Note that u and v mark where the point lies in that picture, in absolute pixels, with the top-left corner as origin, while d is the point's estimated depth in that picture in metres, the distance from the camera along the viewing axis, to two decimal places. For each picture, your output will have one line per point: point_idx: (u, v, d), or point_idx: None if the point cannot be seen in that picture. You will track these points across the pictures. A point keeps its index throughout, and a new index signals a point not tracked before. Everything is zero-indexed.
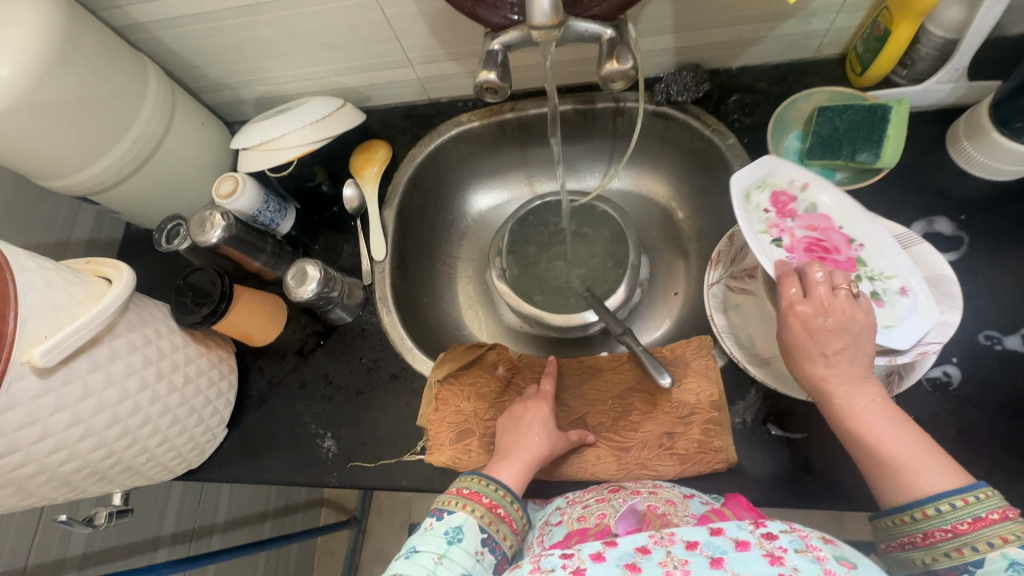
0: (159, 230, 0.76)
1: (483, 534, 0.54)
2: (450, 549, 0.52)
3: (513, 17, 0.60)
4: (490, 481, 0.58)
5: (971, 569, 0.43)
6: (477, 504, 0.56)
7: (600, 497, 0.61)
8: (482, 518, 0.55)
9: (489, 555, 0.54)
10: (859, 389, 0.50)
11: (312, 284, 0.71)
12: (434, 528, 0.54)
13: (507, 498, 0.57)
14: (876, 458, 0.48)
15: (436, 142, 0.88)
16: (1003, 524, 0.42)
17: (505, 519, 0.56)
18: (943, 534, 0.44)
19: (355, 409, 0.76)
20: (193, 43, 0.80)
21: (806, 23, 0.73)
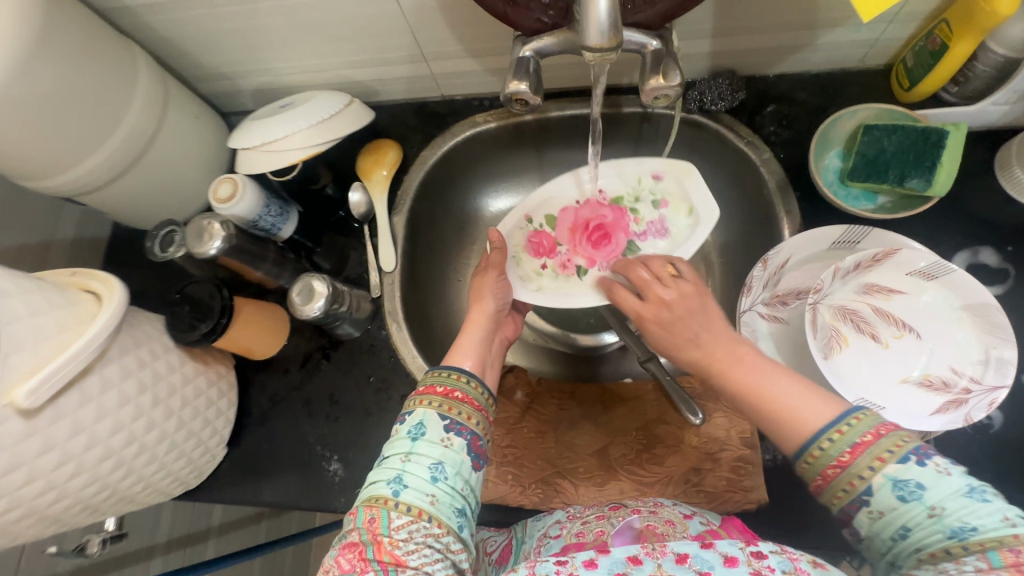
0: (151, 236, 0.71)
1: (443, 421, 0.55)
2: (415, 446, 0.53)
3: (548, 20, 0.54)
4: (448, 369, 0.59)
5: (865, 499, 0.42)
6: (432, 396, 0.57)
7: (600, 513, 0.57)
8: (440, 406, 0.56)
9: (456, 438, 0.54)
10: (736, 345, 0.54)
11: (319, 301, 0.67)
12: (400, 433, 0.55)
13: (462, 380, 0.58)
14: (767, 411, 0.48)
15: (449, 142, 0.82)
16: (879, 444, 0.42)
17: (465, 400, 0.57)
18: (835, 471, 0.43)
19: (363, 430, 0.72)
20: (186, 30, 0.73)
21: (855, 33, 0.68)
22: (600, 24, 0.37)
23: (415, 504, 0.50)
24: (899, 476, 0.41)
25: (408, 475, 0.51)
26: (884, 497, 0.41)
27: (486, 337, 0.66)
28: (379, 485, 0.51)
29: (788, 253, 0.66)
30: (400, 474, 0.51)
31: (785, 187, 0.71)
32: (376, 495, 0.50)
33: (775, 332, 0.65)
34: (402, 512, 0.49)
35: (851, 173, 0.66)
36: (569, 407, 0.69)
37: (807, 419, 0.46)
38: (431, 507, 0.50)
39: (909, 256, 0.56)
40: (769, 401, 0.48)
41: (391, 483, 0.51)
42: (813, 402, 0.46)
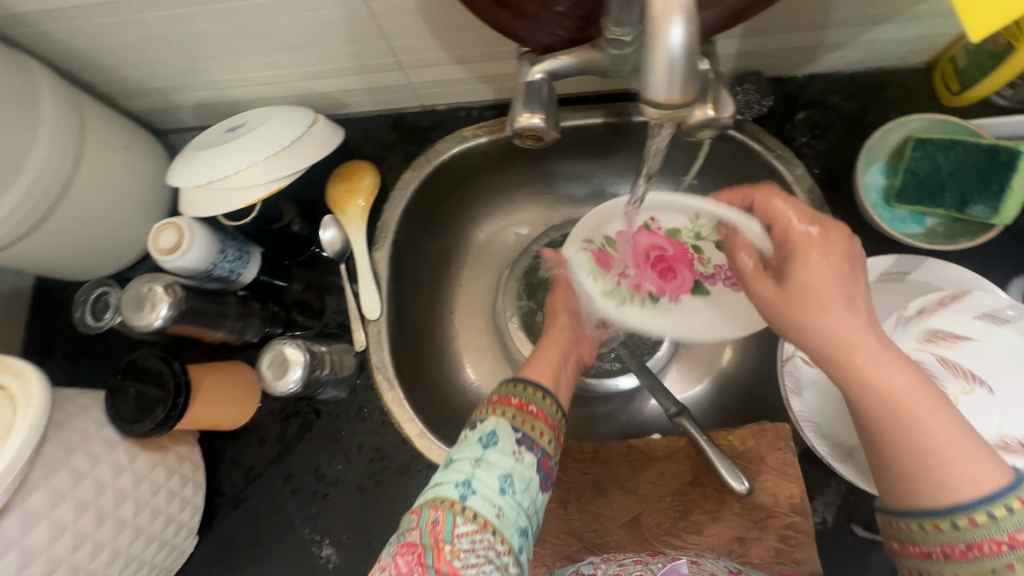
0: (83, 303, 0.59)
1: (517, 434, 0.45)
2: (486, 454, 0.43)
3: (564, 32, 0.43)
4: (518, 380, 0.49)
5: None
6: (507, 406, 0.46)
7: (638, 559, 0.51)
8: (515, 418, 0.46)
9: (530, 453, 0.44)
10: (881, 362, 0.40)
11: (296, 371, 0.56)
12: (467, 437, 0.45)
13: (539, 394, 0.49)
14: (891, 428, 0.38)
15: (434, 163, 0.70)
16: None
17: (540, 416, 0.47)
18: (982, 547, 0.34)
19: (358, 507, 0.63)
20: (102, 40, 0.59)
21: (902, 29, 0.59)
22: (670, 63, 0.26)
23: (483, 513, 0.40)
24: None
25: (477, 481, 0.41)
26: None
27: (563, 356, 0.59)
28: (444, 487, 0.42)
29: None
30: (468, 479, 0.41)
31: (823, 207, 0.63)
32: (442, 496, 0.41)
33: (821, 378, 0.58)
34: (468, 519, 0.40)
35: (899, 193, 0.58)
36: (593, 469, 0.61)
37: (957, 469, 0.36)
38: (498, 521, 0.41)
39: (982, 297, 0.50)
40: (912, 402, 0.38)
41: (459, 485, 0.41)
42: (962, 456, 0.36)
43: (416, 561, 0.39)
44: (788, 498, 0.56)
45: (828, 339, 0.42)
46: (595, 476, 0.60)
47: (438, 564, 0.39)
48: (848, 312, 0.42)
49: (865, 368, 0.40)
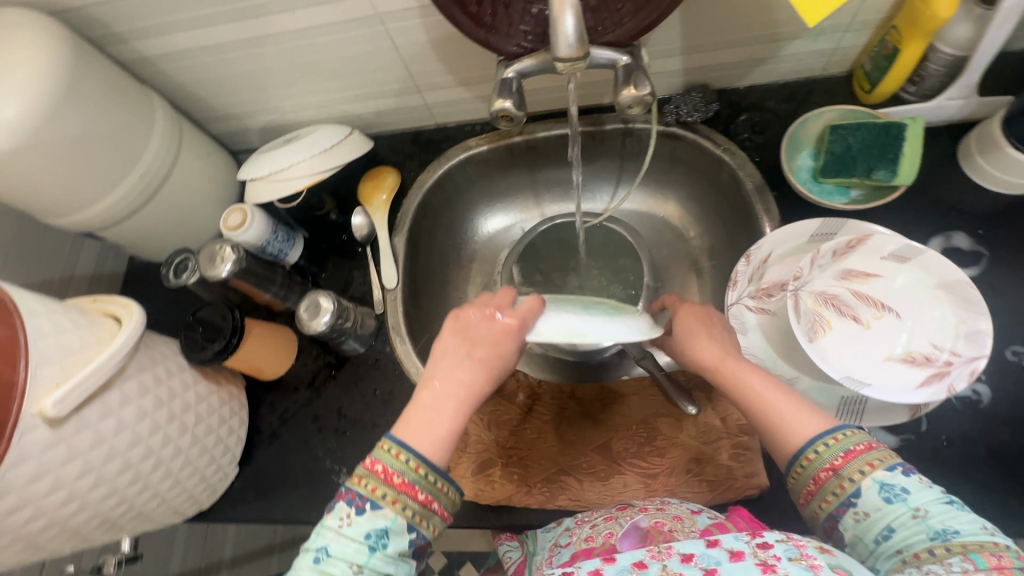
0: (166, 264, 0.75)
1: (410, 535, 0.46)
2: (371, 558, 0.44)
3: (527, 45, 0.60)
4: (430, 471, 0.48)
5: (854, 502, 0.44)
6: (410, 501, 0.47)
7: (607, 516, 0.59)
8: (394, 503, 0.46)
9: (412, 553, 0.47)
10: (746, 371, 0.54)
11: (325, 316, 0.70)
12: (351, 527, 0.45)
13: (444, 489, 0.48)
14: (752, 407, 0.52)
15: (444, 166, 0.88)
16: (870, 452, 0.45)
17: (422, 498, 0.47)
18: (827, 475, 0.45)
19: (370, 442, 0.74)
20: (199, 76, 0.80)
21: (813, 44, 0.73)
22: (569, 38, 0.42)
23: None
24: (888, 480, 0.43)
25: None
26: (870, 497, 0.43)
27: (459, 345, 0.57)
28: None
29: (770, 247, 0.69)
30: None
31: (763, 187, 0.75)
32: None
33: (763, 323, 0.67)
34: None
35: (822, 170, 0.70)
36: (569, 406, 0.71)
37: (801, 430, 0.48)
38: None
39: (882, 240, 0.60)
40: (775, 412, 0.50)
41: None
42: (801, 419, 0.48)
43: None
44: (737, 422, 0.64)
45: (703, 362, 0.58)
46: (572, 412, 0.70)
47: None
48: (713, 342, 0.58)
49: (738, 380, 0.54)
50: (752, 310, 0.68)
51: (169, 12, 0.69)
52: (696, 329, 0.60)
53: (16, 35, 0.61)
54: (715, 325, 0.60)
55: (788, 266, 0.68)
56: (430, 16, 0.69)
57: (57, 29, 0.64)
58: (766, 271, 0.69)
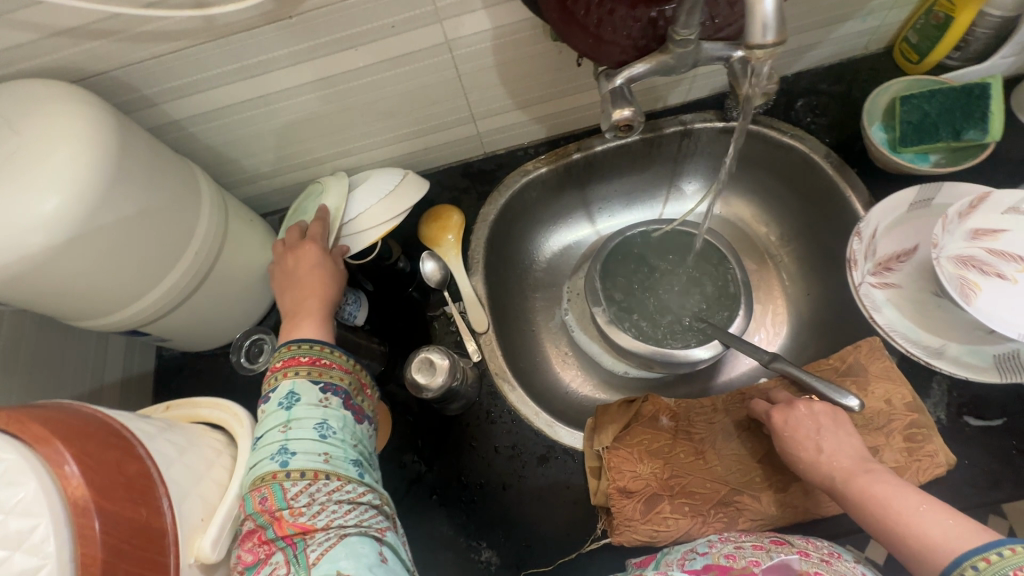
0: (236, 349, 0.65)
1: (318, 385, 0.50)
2: (292, 413, 0.47)
3: (633, 50, 0.57)
4: (303, 342, 0.53)
5: None
6: (298, 367, 0.51)
7: (758, 545, 0.55)
8: (311, 373, 0.51)
9: (334, 397, 0.50)
10: (870, 476, 0.51)
11: (442, 376, 0.62)
12: (269, 408, 0.48)
13: (326, 349, 0.53)
14: (868, 511, 0.48)
15: (506, 195, 0.82)
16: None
17: (336, 366, 0.52)
18: None
19: (507, 506, 0.65)
20: (233, 135, 0.71)
21: (862, 23, 0.75)
22: (767, 20, 0.39)
23: (309, 467, 0.45)
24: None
25: (293, 443, 0.46)
26: None
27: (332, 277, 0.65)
28: (263, 465, 0.45)
29: (876, 222, 0.69)
30: (285, 445, 0.45)
31: (843, 166, 0.75)
32: (261, 475, 0.44)
33: (892, 297, 0.66)
34: (297, 480, 0.44)
35: (903, 140, 0.71)
36: (717, 419, 0.65)
37: (945, 540, 0.42)
38: (328, 464, 0.46)
39: (1004, 195, 0.61)
40: (904, 519, 0.45)
41: (276, 456, 0.45)
42: (941, 529, 0.43)
43: (261, 541, 0.42)
44: (903, 400, 0.61)
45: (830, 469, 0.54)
46: (721, 423, 0.65)
47: (281, 531, 0.42)
48: (839, 438, 0.56)
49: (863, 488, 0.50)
50: (877, 286, 0.67)
51: (212, 66, 0.61)
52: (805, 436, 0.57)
53: (50, 114, 0.51)
54: (824, 422, 0.57)
55: (900, 239, 0.69)
56: (500, 37, 0.65)
57: (91, 98, 0.54)
58: (878, 245, 0.68)
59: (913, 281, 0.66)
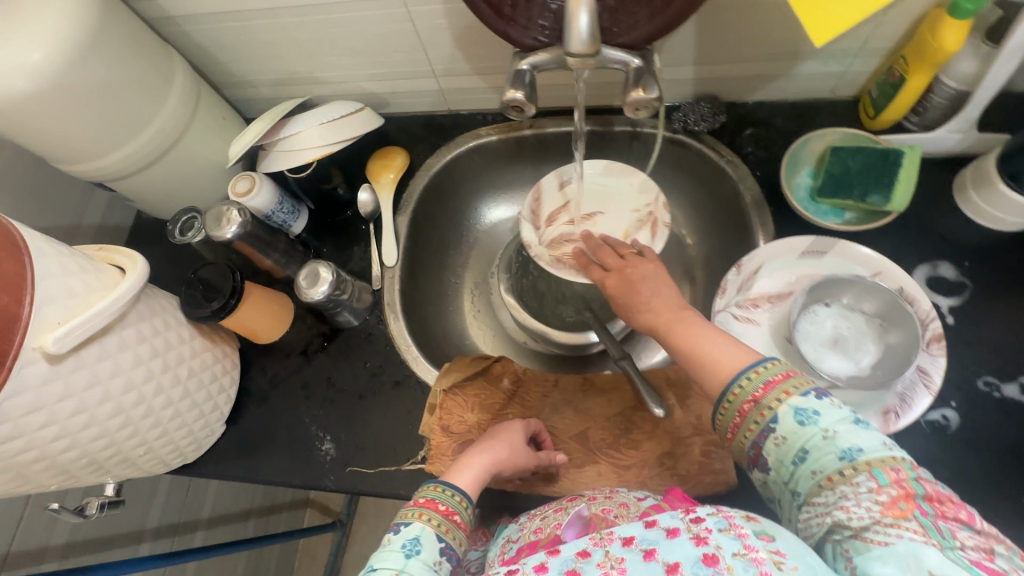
0: (173, 222, 0.77)
1: (440, 544, 0.50)
2: (407, 564, 0.47)
3: (543, 38, 0.61)
4: (448, 488, 0.54)
5: (773, 428, 0.47)
6: (432, 513, 0.52)
7: (557, 508, 0.60)
8: (439, 527, 0.51)
9: (446, 564, 0.49)
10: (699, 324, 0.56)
11: (323, 285, 0.72)
12: (390, 543, 0.49)
13: (462, 504, 0.54)
14: (694, 355, 0.54)
15: (454, 152, 0.89)
16: (787, 381, 0.48)
17: (462, 527, 0.52)
18: (749, 405, 0.48)
19: (356, 412, 0.76)
20: (221, 40, 0.81)
21: (823, 65, 0.74)
22: (580, 35, 0.44)
23: None
24: (802, 406, 0.46)
25: None
26: (787, 423, 0.46)
27: (519, 439, 0.63)
28: None
29: (760, 260, 0.71)
30: None
31: (760, 201, 0.76)
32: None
33: (749, 332, 0.69)
34: None
35: (819, 189, 0.72)
36: (552, 394, 0.73)
37: (722, 363, 0.52)
38: None
39: (797, 241, 0.71)
40: (709, 356, 0.53)
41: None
42: (733, 355, 0.52)
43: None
44: (710, 420, 0.66)
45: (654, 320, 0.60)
46: (554, 399, 0.72)
47: None
48: (666, 286, 0.62)
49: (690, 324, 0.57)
50: (739, 319, 0.70)
51: None
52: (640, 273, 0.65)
53: None
54: (650, 276, 0.64)
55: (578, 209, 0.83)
56: (451, 2, 0.70)
57: None
58: (752, 283, 0.71)
59: (771, 324, 0.69)
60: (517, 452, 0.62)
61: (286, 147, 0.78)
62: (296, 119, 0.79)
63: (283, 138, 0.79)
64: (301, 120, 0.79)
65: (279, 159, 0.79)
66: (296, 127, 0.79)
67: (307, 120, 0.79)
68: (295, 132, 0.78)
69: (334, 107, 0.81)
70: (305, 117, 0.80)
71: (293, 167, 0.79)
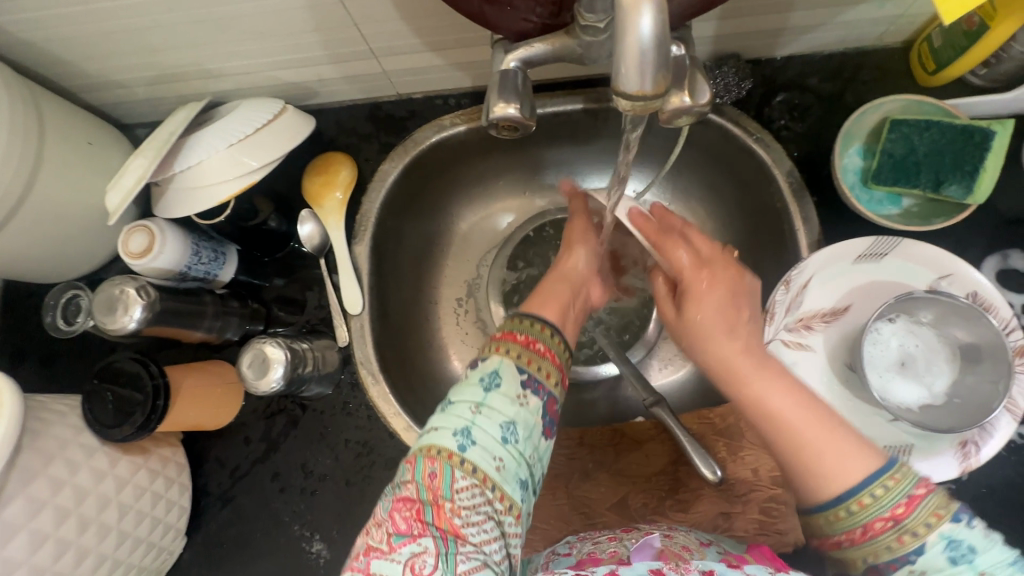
0: (53, 308, 0.62)
1: (523, 376, 0.44)
2: (487, 398, 0.42)
3: (536, 19, 0.42)
4: (525, 318, 0.48)
5: (911, 560, 0.37)
6: (512, 344, 0.46)
7: (611, 537, 0.50)
8: (520, 359, 0.45)
9: (534, 397, 0.44)
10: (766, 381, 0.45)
11: (277, 370, 0.56)
12: (470, 377, 0.44)
13: (546, 332, 0.48)
14: (779, 435, 0.42)
15: (413, 152, 0.69)
16: (932, 498, 0.37)
17: (547, 356, 0.46)
18: (883, 525, 0.37)
19: (347, 502, 0.63)
20: (55, 34, 0.56)
21: (878, 9, 0.58)
22: (640, 57, 0.27)
23: (483, 466, 0.40)
24: (954, 535, 0.36)
25: (477, 429, 0.41)
26: (933, 557, 0.36)
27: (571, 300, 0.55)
28: (443, 436, 0.41)
29: (811, 271, 0.59)
30: (470, 427, 0.41)
31: (802, 190, 0.63)
32: (439, 446, 0.41)
33: (802, 360, 0.60)
34: (467, 474, 0.40)
35: (876, 174, 0.59)
36: (579, 455, 0.62)
37: (839, 469, 0.39)
38: (498, 475, 0.41)
39: (853, 245, 0.59)
40: (798, 430, 0.42)
41: (458, 435, 0.41)
42: (846, 455, 0.40)
43: (415, 516, 0.39)
44: (767, 471, 0.57)
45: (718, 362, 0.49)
46: (582, 461, 0.61)
47: (437, 521, 0.39)
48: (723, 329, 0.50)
49: (749, 376, 0.46)
50: (789, 346, 0.60)
51: None
52: (704, 286, 0.53)
53: None
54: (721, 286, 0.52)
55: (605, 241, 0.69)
56: None
57: None
58: (803, 300, 0.60)
59: (825, 348, 0.60)
60: (566, 317, 0.53)
61: (190, 181, 0.57)
62: (197, 139, 0.58)
63: (183, 168, 0.57)
64: (204, 140, 0.57)
65: (183, 198, 0.58)
66: (198, 150, 0.57)
67: (212, 139, 0.57)
68: (198, 159, 0.57)
69: (251, 114, 0.59)
70: (209, 134, 0.58)
71: (202, 208, 0.58)
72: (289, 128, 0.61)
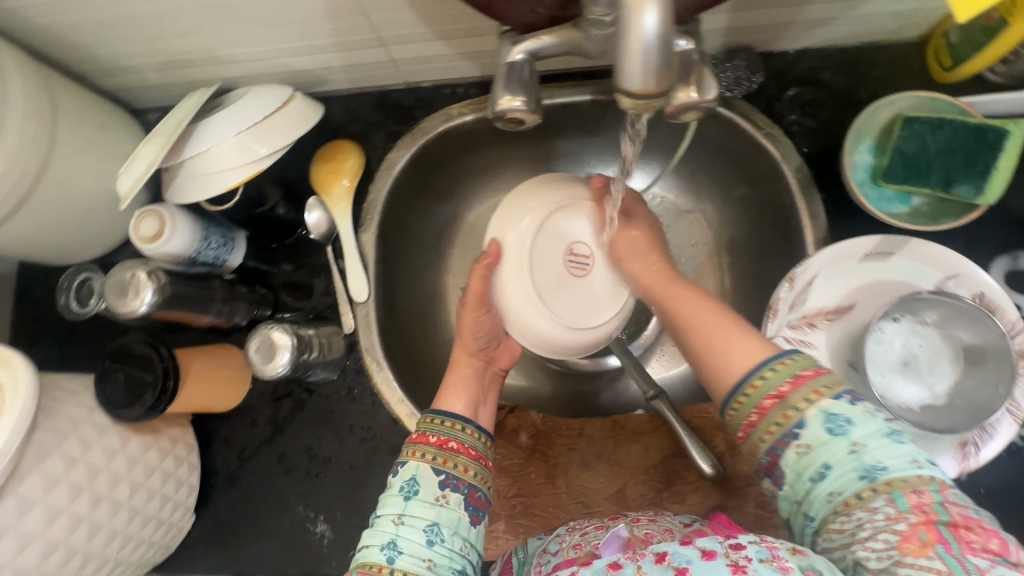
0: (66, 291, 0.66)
1: (439, 476, 0.46)
2: (408, 506, 0.45)
3: (542, 10, 0.42)
4: (437, 416, 0.51)
5: (796, 434, 0.40)
6: (426, 447, 0.48)
7: (600, 525, 0.48)
8: (436, 460, 0.47)
9: (453, 494, 0.46)
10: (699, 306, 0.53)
11: (284, 355, 0.57)
12: (391, 487, 0.46)
13: (458, 427, 0.50)
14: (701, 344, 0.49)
15: (420, 141, 0.69)
16: (818, 378, 0.41)
17: (462, 451, 0.49)
18: (771, 403, 0.41)
19: (351, 484, 0.65)
20: (68, 19, 0.57)
21: (896, 3, 0.57)
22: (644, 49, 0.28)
23: (412, 569, 0.42)
24: (832, 410, 0.39)
25: (402, 540, 0.43)
26: (816, 429, 0.39)
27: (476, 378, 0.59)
28: (371, 552, 0.43)
29: (816, 269, 0.59)
30: (394, 539, 0.43)
31: (810, 187, 0.62)
32: (369, 563, 0.43)
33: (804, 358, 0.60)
34: None
35: (886, 172, 0.58)
36: (578, 446, 0.63)
37: (735, 358, 0.45)
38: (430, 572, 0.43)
39: (860, 244, 0.58)
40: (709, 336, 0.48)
41: (385, 549, 0.43)
42: (745, 347, 0.45)
43: None
44: None
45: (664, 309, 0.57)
46: (581, 451, 0.62)
47: None
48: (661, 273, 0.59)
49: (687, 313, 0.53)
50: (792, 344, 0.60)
51: None
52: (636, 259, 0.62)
53: None
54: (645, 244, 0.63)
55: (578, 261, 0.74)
56: None
57: None
58: (807, 298, 0.59)
59: (829, 346, 0.60)
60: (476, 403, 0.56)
61: (200, 166, 0.58)
62: (207, 125, 0.58)
63: (194, 154, 0.58)
64: (213, 125, 0.58)
65: (194, 183, 0.59)
66: (208, 136, 0.58)
67: (222, 126, 0.58)
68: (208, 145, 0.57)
69: (261, 101, 0.59)
70: (219, 120, 0.58)
71: (212, 193, 0.58)
72: (298, 116, 0.61)
